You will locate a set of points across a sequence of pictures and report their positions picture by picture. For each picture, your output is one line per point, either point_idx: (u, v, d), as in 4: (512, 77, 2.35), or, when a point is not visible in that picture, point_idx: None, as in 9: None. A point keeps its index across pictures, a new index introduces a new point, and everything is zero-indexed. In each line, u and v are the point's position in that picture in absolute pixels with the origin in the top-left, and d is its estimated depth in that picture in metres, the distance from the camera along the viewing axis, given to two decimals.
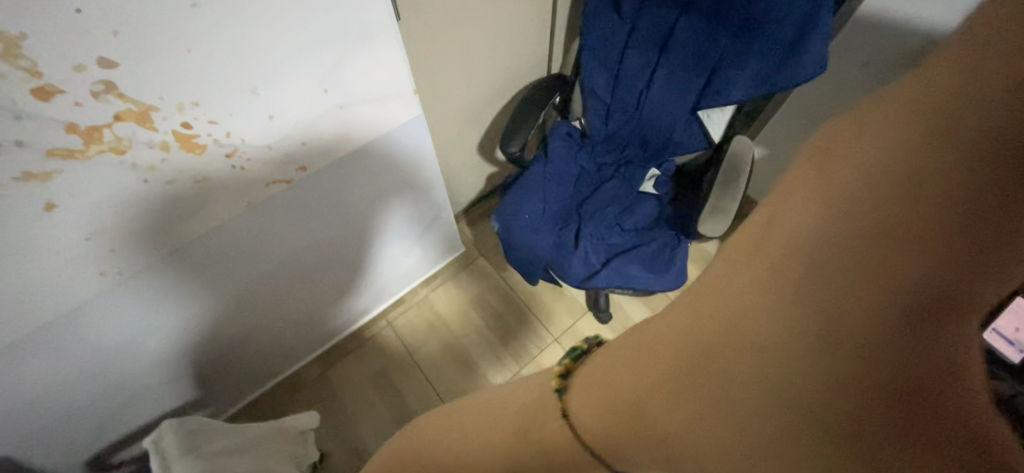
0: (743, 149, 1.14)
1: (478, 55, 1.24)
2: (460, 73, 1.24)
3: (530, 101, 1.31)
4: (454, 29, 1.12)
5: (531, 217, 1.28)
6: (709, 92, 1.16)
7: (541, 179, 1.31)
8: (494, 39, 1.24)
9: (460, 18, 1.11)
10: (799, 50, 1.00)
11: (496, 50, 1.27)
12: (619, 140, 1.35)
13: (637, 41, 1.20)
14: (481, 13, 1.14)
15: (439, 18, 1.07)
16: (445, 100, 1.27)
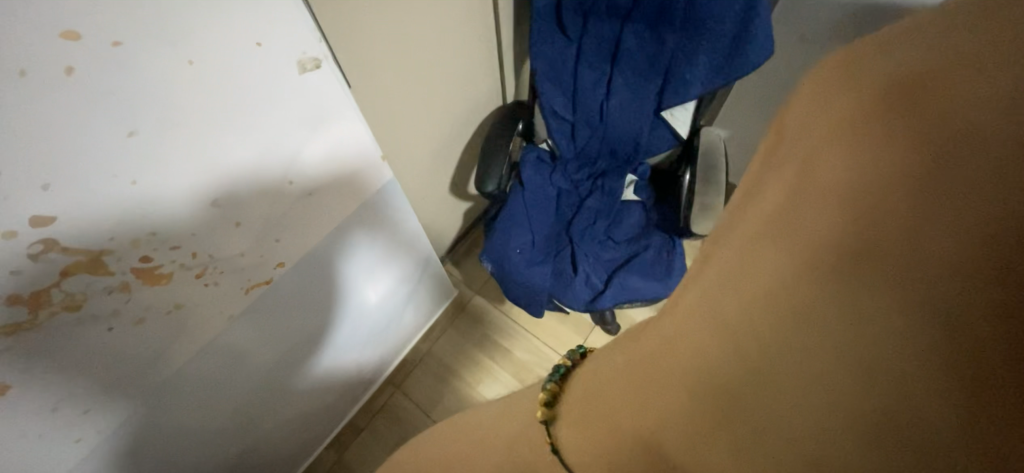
0: (713, 144, 1.17)
1: (431, 98, 1.20)
2: (418, 121, 1.19)
3: (495, 135, 1.29)
4: (404, 78, 1.07)
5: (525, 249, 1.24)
6: (669, 92, 1.16)
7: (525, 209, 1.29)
8: (445, 79, 1.20)
9: (406, 67, 1.06)
10: (748, 38, 1.01)
11: (449, 89, 1.24)
12: (590, 154, 1.35)
13: (589, 56, 1.20)
14: (427, 57, 1.10)
15: (387, 72, 1.02)
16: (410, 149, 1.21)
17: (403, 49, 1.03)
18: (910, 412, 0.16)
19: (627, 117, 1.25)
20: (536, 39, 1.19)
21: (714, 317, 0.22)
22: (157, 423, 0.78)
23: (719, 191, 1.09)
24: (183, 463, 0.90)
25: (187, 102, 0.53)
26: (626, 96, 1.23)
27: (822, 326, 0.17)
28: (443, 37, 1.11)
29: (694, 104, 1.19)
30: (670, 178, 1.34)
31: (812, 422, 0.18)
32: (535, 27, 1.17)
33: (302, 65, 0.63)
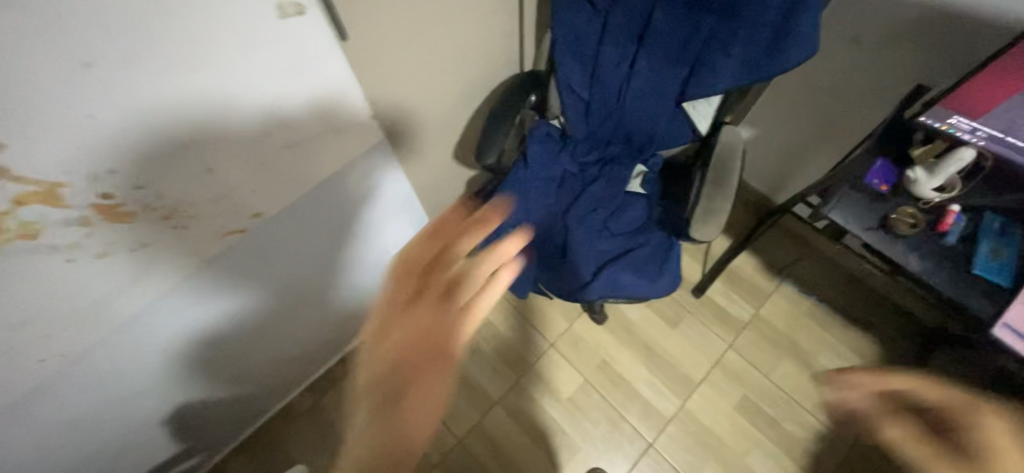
0: (731, 145, 1.09)
1: (441, 56, 1.12)
2: (423, 78, 1.13)
3: (504, 104, 1.22)
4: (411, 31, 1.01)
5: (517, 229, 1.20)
6: (696, 82, 1.08)
7: (523, 187, 1.24)
8: (458, 37, 1.13)
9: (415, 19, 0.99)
10: (792, 33, 0.91)
11: (464, 49, 1.17)
12: (601, 138, 1.28)
13: (615, 30, 1.11)
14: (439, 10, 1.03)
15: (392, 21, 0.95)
16: (412, 108, 1.16)
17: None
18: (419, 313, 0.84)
19: (646, 104, 1.18)
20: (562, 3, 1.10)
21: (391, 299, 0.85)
22: (125, 354, 0.79)
23: (728, 196, 1.02)
24: (156, 393, 0.93)
25: (150, 35, 0.50)
26: (648, 81, 1.14)
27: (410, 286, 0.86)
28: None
29: (719, 98, 1.11)
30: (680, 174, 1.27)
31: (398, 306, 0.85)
32: None
33: (283, 8, 0.59)
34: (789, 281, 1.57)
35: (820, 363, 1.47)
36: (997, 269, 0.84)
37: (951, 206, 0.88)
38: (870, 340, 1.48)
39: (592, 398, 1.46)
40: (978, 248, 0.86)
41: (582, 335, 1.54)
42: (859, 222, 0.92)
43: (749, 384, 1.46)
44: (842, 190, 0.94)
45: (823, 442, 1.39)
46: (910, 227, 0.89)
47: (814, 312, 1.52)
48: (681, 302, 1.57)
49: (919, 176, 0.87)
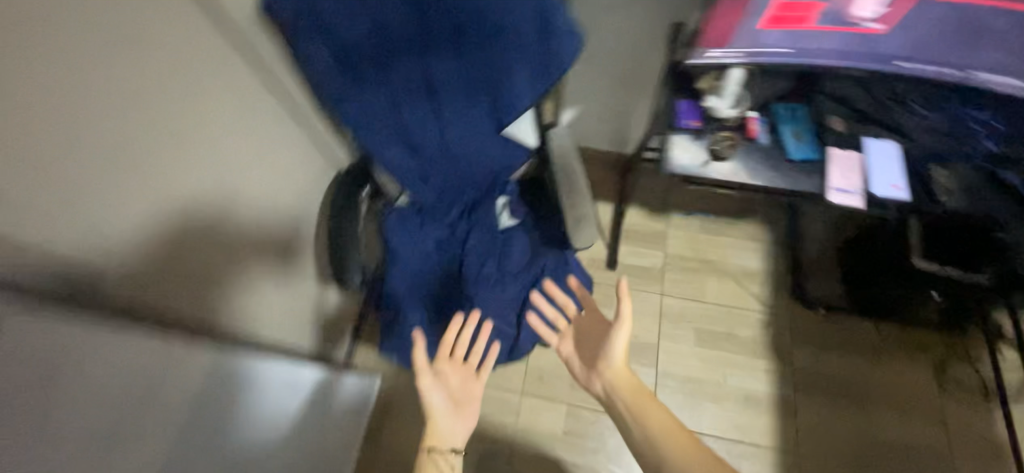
0: (561, 145, 1.12)
1: (254, 204, 0.98)
2: (241, 236, 0.97)
3: (339, 213, 1.11)
4: (207, 204, 0.85)
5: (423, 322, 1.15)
6: (503, 108, 1.07)
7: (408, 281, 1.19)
8: (253, 182, 0.97)
9: (202, 190, 0.83)
10: (556, 33, 0.94)
11: (265, 188, 1.01)
12: (451, 193, 1.24)
13: (403, 99, 1.06)
14: (225, 166, 0.87)
15: (180, 206, 0.79)
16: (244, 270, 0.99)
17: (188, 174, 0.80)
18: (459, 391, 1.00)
19: (472, 146, 1.15)
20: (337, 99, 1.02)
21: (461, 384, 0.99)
22: None
23: (584, 194, 1.06)
24: None
25: None
26: (462, 126, 1.11)
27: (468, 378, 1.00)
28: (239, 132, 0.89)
29: (531, 112, 1.12)
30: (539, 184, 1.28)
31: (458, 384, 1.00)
32: (332, 86, 1.00)
33: None
34: (673, 211, 1.71)
35: (733, 264, 1.61)
36: (805, 148, 0.96)
37: (748, 114, 1.00)
38: (757, 222, 1.66)
39: (582, 417, 1.44)
40: (784, 137, 0.98)
41: (543, 365, 1.51)
42: (692, 160, 0.99)
43: (694, 316, 1.54)
44: (667, 143, 1.02)
45: (772, 328, 1.51)
46: (730, 146, 0.98)
47: (705, 225, 1.68)
48: (604, 280, 1.62)
49: (714, 103, 1.00)
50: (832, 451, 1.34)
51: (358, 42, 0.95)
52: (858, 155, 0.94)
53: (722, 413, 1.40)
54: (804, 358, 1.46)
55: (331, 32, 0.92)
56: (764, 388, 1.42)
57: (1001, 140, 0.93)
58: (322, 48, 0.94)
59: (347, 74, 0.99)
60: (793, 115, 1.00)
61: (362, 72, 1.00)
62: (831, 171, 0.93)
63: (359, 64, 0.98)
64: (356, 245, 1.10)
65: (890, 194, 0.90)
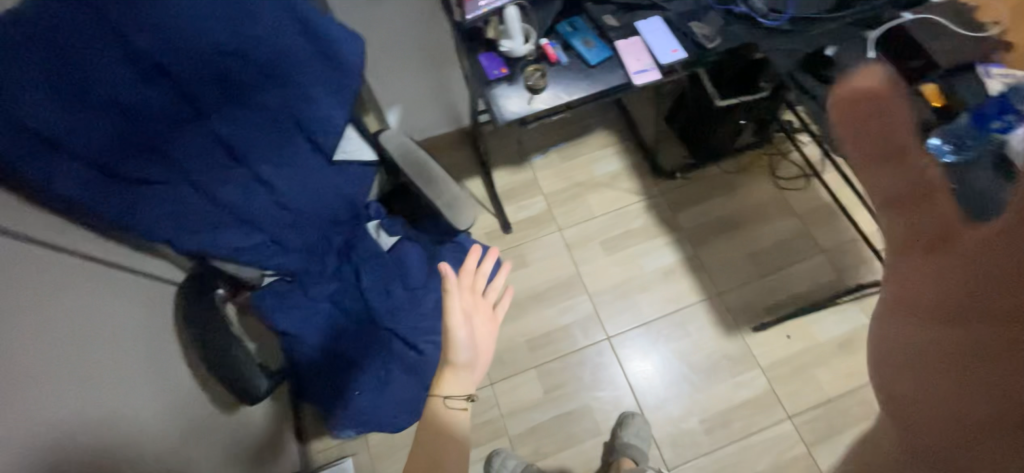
0: (400, 143, 1.07)
1: (130, 396, 0.89)
2: (134, 437, 0.87)
3: (198, 329, 0.94)
4: (75, 426, 0.76)
5: (361, 381, 1.07)
6: (320, 139, 1.00)
7: (323, 352, 1.09)
8: (101, 356, 0.86)
9: (66, 416, 0.75)
10: (328, 42, 0.90)
11: (116, 354, 0.89)
12: (318, 243, 1.14)
13: (208, 178, 0.95)
14: (83, 379, 0.80)
15: (53, 444, 0.72)
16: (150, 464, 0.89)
17: (36, 401, 0.71)
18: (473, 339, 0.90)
19: (312, 189, 1.07)
20: (128, 215, 0.88)
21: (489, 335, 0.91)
22: None
23: (445, 178, 1.03)
24: None
25: None
26: (289, 174, 1.03)
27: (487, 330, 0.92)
28: (75, 334, 0.81)
29: (351, 128, 1.06)
30: (401, 191, 1.21)
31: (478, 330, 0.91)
32: (111, 208, 0.85)
33: None
34: (531, 155, 1.80)
35: (600, 173, 1.76)
36: (598, 50, 1.06)
37: (541, 42, 1.06)
38: (599, 129, 1.83)
39: (552, 371, 1.49)
40: (578, 48, 1.06)
41: (496, 348, 1.52)
42: (519, 103, 1.04)
43: (593, 232, 1.67)
44: (490, 99, 1.05)
45: (653, 207, 1.70)
46: (543, 76, 1.04)
47: (561, 153, 1.80)
48: (507, 244, 1.67)
49: (509, 46, 1.04)
50: (739, 275, 1.59)
51: (117, 145, 0.82)
52: (638, 39, 1.06)
53: (653, 296, 1.56)
54: (685, 216, 1.68)
55: (73, 150, 0.78)
56: (672, 257, 1.61)
57: None
58: (71, 168, 0.79)
59: (125, 183, 0.86)
60: (575, 27, 1.09)
61: (142, 174, 0.87)
62: (625, 60, 1.05)
63: (132, 167, 0.85)
64: (237, 350, 0.95)
65: (673, 58, 1.04)
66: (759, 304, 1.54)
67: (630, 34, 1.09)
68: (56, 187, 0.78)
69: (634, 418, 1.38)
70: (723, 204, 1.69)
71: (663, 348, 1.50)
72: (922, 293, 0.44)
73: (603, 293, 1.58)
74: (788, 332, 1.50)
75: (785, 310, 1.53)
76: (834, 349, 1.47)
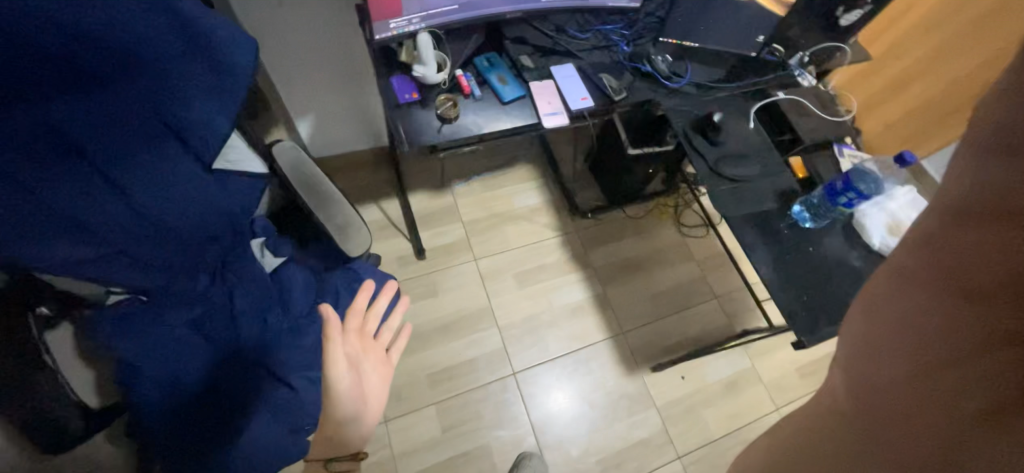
0: (293, 156, 0.99)
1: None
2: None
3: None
4: None
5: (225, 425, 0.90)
6: (197, 147, 0.90)
7: (176, 387, 0.92)
8: None
9: None
10: (209, 44, 0.78)
11: None
12: (185, 259, 1.00)
13: (40, 178, 0.77)
14: None
15: None
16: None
17: None
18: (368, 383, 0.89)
19: (182, 200, 0.95)
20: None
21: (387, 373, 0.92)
22: None
23: (340, 200, 0.96)
24: None
25: None
26: (151, 181, 0.90)
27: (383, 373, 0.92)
28: None
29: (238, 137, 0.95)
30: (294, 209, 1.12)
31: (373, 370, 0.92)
32: None
33: None
34: (454, 181, 1.77)
35: (520, 206, 1.77)
36: (513, 88, 1.07)
37: (456, 73, 1.05)
38: (523, 162, 1.85)
39: (453, 408, 1.42)
40: (493, 84, 1.07)
41: (396, 381, 1.42)
42: (427, 130, 1.01)
43: (508, 264, 1.66)
44: (398, 122, 1.01)
45: (568, 243, 1.73)
46: (454, 106, 1.03)
47: (484, 182, 1.79)
48: (419, 271, 1.60)
49: (422, 72, 1.01)
50: (643, 315, 1.65)
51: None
52: (552, 83, 1.09)
53: (561, 332, 1.57)
54: (598, 254, 1.73)
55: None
56: (583, 295, 1.64)
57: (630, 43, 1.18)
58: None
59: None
60: (492, 63, 1.10)
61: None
62: (537, 101, 1.07)
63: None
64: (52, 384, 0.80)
65: (582, 105, 1.07)
66: (659, 344, 1.61)
67: (545, 77, 1.11)
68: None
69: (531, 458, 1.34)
70: (633, 245, 1.77)
71: (567, 385, 1.50)
72: (974, 281, 0.29)
73: (513, 327, 1.56)
74: (682, 372, 1.57)
75: (681, 351, 1.61)
76: (721, 390, 1.57)
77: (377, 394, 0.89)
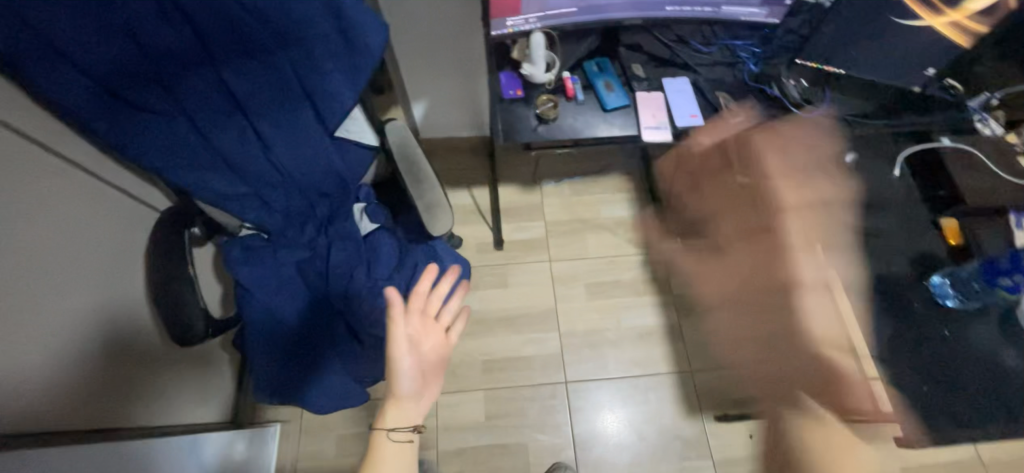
0: (403, 135, 1.08)
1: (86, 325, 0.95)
2: (70, 367, 0.91)
3: (159, 258, 0.98)
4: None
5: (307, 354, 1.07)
6: (325, 113, 1.03)
7: (275, 316, 1.09)
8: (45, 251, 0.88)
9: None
10: (353, 26, 0.91)
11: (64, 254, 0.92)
12: (301, 210, 1.16)
13: (212, 124, 0.98)
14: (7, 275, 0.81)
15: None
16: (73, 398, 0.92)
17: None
18: (427, 366, 0.88)
19: (307, 159, 1.09)
20: (116, 138, 0.93)
21: (442, 359, 0.90)
22: None
23: (432, 181, 1.03)
24: None
25: None
26: (288, 139, 1.05)
27: (441, 359, 0.90)
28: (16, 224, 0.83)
29: (359, 110, 1.07)
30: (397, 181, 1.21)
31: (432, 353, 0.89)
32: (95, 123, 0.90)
33: None
34: (545, 180, 1.78)
35: (606, 216, 1.73)
36: (617, 96, 1.05)
37: (563, 75, 1.05)
38: (619, 172, 1.80)
39: (501, 399, 1.45)
40: (598, 89, 1.05)
41: (453, 359, 1.49)
42: (524, 127, 1.04)
43: (582, 272, 1.63)
44: (498, 115, 1.04)
45: (650, 263, 1.65)
46: (555, 108, 1.03)
47: (575, 186, 1.78)
48: (495, 261, 1.65)
49: (529, 70, 1.03)
50: (718, 357, 1.51)
51: (125, 76, 0.87)
52: (660, 95, 1.04)
53: (623, 354, 1.51)
54: (680, 282, 1.62)
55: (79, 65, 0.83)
56: (655, 321, 1.55)
57: (761, 61, 1.07)
58: (77, 79, 0.84)
59: (125, 110, 0.90)
60: (602, 67, 1.08)
61: (143, 106, 0.91)
62: (641, 113, 1.02)
63: (133, 96, 0.90)
64: (186, 288, 0.97)
65: (689, 123, 1.00)
66: (731, 394, 1.46)
67: (654, 88, 1.06)
68: (59, 95, 0.85)
69: (564, 471, 1.30)
70: None
71: (618, 409, 1.43)
72: None
73: (574, 335, 1.54)
74: (752, 431, 1.41)
75: (756, 408, 1.44)
76: None
77: (432, 378, 0.89)
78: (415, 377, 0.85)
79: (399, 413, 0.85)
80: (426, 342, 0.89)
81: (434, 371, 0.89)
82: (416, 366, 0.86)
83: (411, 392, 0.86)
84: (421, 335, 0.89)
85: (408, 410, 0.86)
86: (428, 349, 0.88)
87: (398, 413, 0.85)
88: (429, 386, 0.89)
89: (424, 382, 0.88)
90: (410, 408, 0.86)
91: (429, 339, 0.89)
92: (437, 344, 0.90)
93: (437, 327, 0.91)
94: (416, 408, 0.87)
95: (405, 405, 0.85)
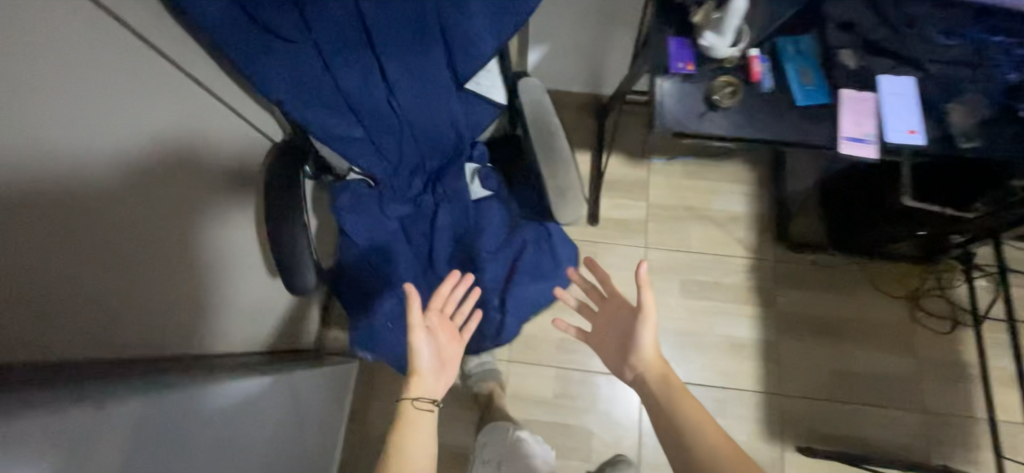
0: (537, 99, 0.94)
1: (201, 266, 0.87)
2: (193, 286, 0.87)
3: (273, 198, 0.94)
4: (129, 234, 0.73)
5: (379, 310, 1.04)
6: (458, 61, 0.90)
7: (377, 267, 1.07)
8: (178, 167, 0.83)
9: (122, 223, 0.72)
10: None
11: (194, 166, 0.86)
12: (411, 163, 1.08)
13: (339, 60, 0.88)
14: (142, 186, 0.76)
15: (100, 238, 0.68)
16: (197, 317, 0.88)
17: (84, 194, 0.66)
18: (448, 348, 0.87)
19: (429, 109, 0.99)
20: (244, 69, 0.85)
21: (461, 346, 0.89)
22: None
23: (568, 161, 0.90)
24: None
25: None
26: (413, 85, 0.94)
27: (461, 347, 0.89)
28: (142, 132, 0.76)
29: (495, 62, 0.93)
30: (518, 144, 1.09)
31: (452, 340, 0.89)
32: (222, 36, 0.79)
33: None
34: (655, 155, 1.59)
35: (717, 208, 1.55)
36: (814, 91, 0.84)
37: (750, 53, 0.85)
38: (741, 160, 1.58)
39: (572, 380, 1.41)
40: (791, 79, 0.84)
41: (529, 331, 1.46)
42: (689, 113, 0.85)
43: (680, 266, 1.50)
44: (660, 92, 0.86)
45: (757, 270, 1.48)
46: (733, 96, 0.84)
47: (688, 168, 1.58)
48: (586, 236, 1.54)
49: (711, 42, 0.83)
50: (811, 386, 1.38)
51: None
52: (872, 98, 0.82)
53: (710, 361, 1.41)
54: (787, 296, 1.46)
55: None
56: (751, 334, 1.43)
57: (1023, 65, 0.82)
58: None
59: (260, 37, 0.82)
60: (800, 49, 0.86)
61: (279, 35, 0.82)
62: (842, 118, 0.82)
63: (269, 23, 0.81)
64: (298, 235, 0.93)
65: (905, 141, 0.80)
66: (820, 428, 1.35)
67: (865, 87, 0.84)
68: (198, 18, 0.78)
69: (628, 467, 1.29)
70: (837, 305, 1.44)
71: None
72: None
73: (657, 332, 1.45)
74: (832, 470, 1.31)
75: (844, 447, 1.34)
76: None
77: (451, 364, 0.87)
78: (432, 363, 0.83)
79: (421, 388, 0.81)
80: (444, 332, 0.88)
81: (452, 360, 0.87)
82: (435, 350, 0.85)
83: (430, 369, 0.83)
84: (438, 328, 0.88)
85: (429, 388, 0.82)
86: (445, 340, 0.87)
87: (421, 390, 0.81)
88: (447, 372, 0.86)
89: (445, 366, 0.86)
90: (429, 387, 0.82)
91: (446, 332, 0.89)
92: (454, 338, 0.89)
93: (452, 322, 0.90)
94: (434, 386, 0.83)
95: (426, 383, 0.82)
